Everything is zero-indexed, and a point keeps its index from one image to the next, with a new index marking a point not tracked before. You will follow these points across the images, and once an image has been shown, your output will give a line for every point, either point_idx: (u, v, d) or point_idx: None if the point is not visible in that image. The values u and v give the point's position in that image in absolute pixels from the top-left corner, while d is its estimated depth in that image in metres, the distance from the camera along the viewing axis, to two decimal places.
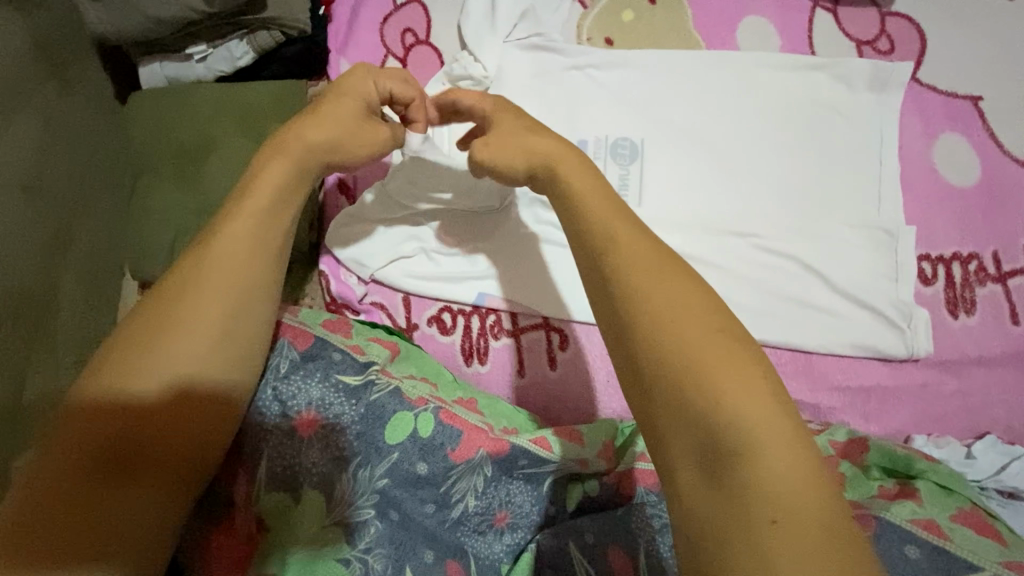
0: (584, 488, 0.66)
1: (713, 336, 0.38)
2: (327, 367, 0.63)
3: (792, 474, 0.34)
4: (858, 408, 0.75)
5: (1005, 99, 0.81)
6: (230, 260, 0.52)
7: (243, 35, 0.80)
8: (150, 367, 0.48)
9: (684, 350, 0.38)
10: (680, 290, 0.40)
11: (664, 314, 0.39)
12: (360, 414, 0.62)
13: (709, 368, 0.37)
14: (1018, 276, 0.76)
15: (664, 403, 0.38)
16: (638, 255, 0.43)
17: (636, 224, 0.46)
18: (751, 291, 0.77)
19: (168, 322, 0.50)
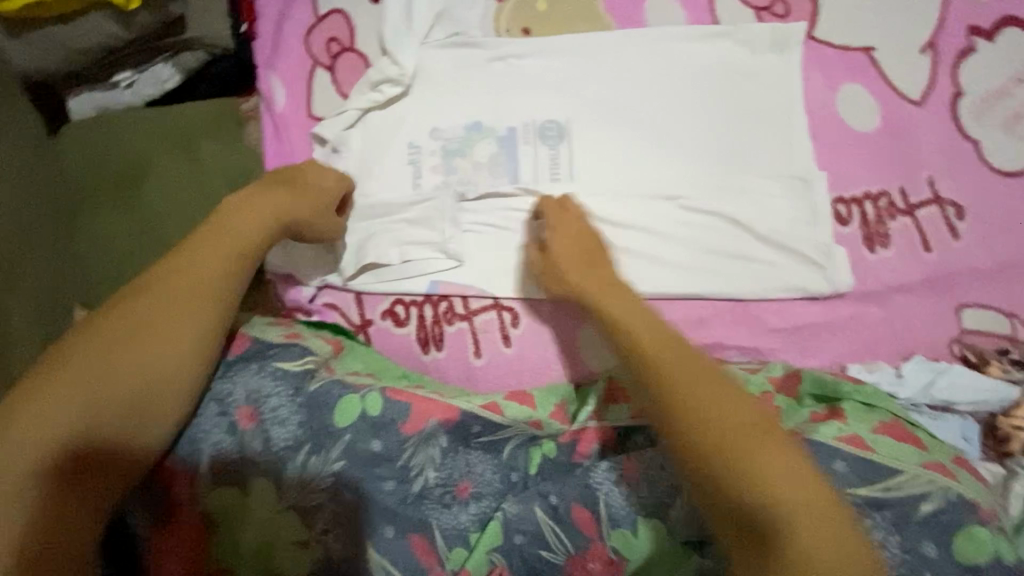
0: (543, 451, 0.68)
1: (746, 433, 0.56)
2: (265, 360, 0.66)
3: (823, 535, 0.51)
4: (795, 347, 0.79)
5: (896, 46, 0.87)
6: (176, 311, 0.60)
7: (167, 58, 0.83)
8: (104, 405, 0.54)
9: (723, 423, 0.58)
10: (710, 375, 0.63)
11: (719, 446, 0.57)
12: (300, 404, 0.64)
13: (722, 460, 0.56)
14: (925, 207, 0.82)
15: (707, 472, 0.56)
16: (647, 354, 0.68)
17: (671, 351, 0.69)
18: (681, 249, 0.82)
19: (114, 364, 0.56)
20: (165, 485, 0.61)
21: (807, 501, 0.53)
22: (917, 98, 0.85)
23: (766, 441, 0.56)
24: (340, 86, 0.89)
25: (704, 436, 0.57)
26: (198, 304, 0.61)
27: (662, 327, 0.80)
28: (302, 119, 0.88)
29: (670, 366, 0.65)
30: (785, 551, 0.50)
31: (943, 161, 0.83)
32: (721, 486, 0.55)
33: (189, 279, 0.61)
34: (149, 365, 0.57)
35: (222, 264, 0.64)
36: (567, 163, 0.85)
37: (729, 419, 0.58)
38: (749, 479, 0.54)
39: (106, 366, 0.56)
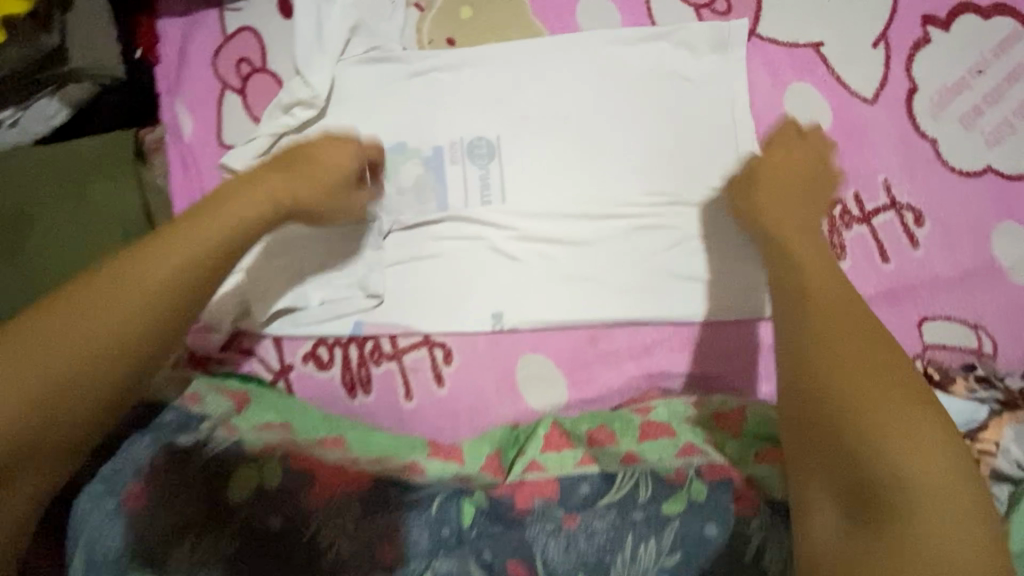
0: (474, 502, 0.62)
1: (893, 391, 0.50)
2: (158, 430, 0.61)
3: (945, 542, 0.44)
4: (748, 372, 0.74)
5: (845, 41, 0.81)
6: (123, 280, 0.52)
7: (52, 92, 0.75)
8: (33, 376, 0.48)
9: (847, 386, 0.51)
10: (861, 323, 0.56)
11: (863, 403, 0.50)
12: (191, 478, 0.59)
13: (865, 422, 0.49)
14: (882, 214, 0.76)
15: (832, 438, 0.50)
16: (818, 283, 0.61)
17: (812, 257, 0.65)
18: (625, 271, 0.76)
19: (100, 300, 0.51)
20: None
21: (945, 477, 0.46)
22: (869, 96, 0.80)
23: (913, 401, 0.49)
24: (252, 109, 0.83)
25: (845, 389, 0.51)
26: (219, 233, 0.57)
27: (606, 357, 0.75)
28: (212, 149, 0.82)
29: (813, 308, 0.58)
30: (893, 532, 0.46)
31: (900, 162, 0.77)
32: (825, 453, 0.51)
33: (217, 219, 0.58)
34: (70, 311, 0.50)
35: (253, 207, 0.61)
36: (498, 184, 0.79)
37: (856, 362, 0.52)
38: (871, 434, 0.48)
39: (93, 287, 0.52)
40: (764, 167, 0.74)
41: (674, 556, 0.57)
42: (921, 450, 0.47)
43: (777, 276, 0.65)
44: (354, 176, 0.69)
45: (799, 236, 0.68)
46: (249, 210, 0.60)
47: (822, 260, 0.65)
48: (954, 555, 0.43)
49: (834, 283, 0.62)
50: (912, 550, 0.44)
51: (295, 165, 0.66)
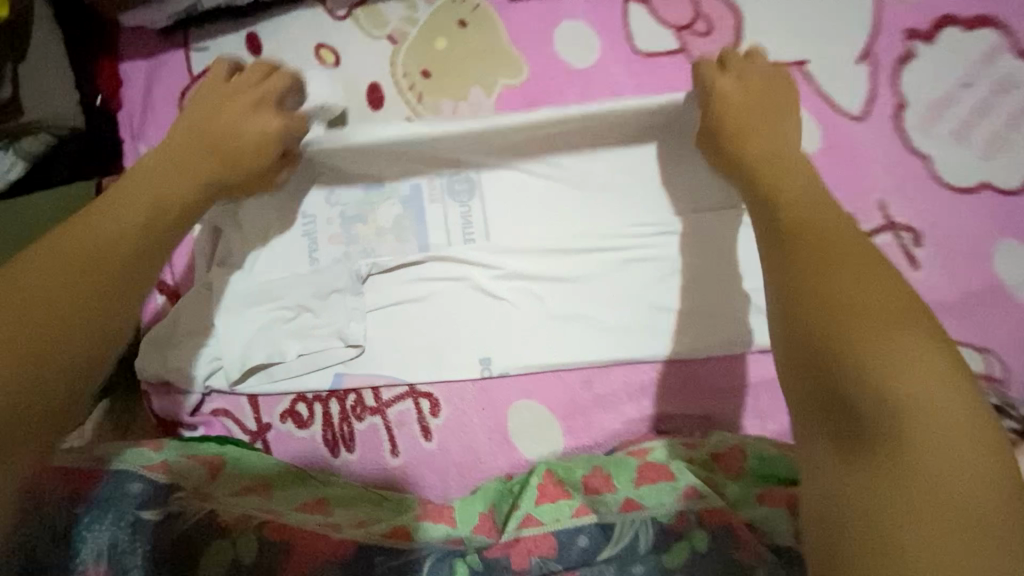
0: (469, 565, 0.58)
1: (840, 271, 0.41)
2: (120, 505, 0.55)
3: (925, 391, 0.35)
4: (750, 408, 0.71)
5: (831, 58, 0.79)
6: (153, 187, 0.55)
7: (6, 145, 0.71)
8: (111, 220, 0.49)
9: (825, 259, 0.42)
10: (817, 214, 0.47)
11: (812, 271, 0.42)
12: (159, 559, 0.53)
13: (820, 283, 0.41)
14: (880, 235, 0.73)
15: (793, 302, 0.42)
16: (788, 209, 0.49)
17: (791, 181, 0.52)
18: (618, 305, 0.72)
19: (51, 271, 0.42)
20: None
21: (957, 439, 0.34)
22: (857, 113, 0.78)
23: (902, 315, 0.38)
24: None
25: (837, 334, 0.38)
26: (149, 202, 0.53)
27: (601, 399, 0.71)
28: None
29: (760, 176, 0.54)
30: (871, 429, 0.36)
31: (894, 179, 0.75)
32: (794, 337, 0.41)
33: (147, 191, 0.54)
34: (145, 184, 0.55)
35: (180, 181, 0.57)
36: (483, 223, 0.75)
37: (851, 257, 0.42)
38: (849, 354, 0.37)
39: (57, 266, 0.43)
40: (734, 98, 0.60)
41: None
42: (938, 422, 0.34)
43: (750, 214, 0.53)
44: (274, 151, 0.63)
45: (778, 181, 0.53)
46: (173, 185, 0.57)
47: (802, 160, 0.56)
48: (941, 466, 0.33)
49: (799, 175, 0.54)
50: (888, 467, 0.34)
51: (218, 150, 0.60)
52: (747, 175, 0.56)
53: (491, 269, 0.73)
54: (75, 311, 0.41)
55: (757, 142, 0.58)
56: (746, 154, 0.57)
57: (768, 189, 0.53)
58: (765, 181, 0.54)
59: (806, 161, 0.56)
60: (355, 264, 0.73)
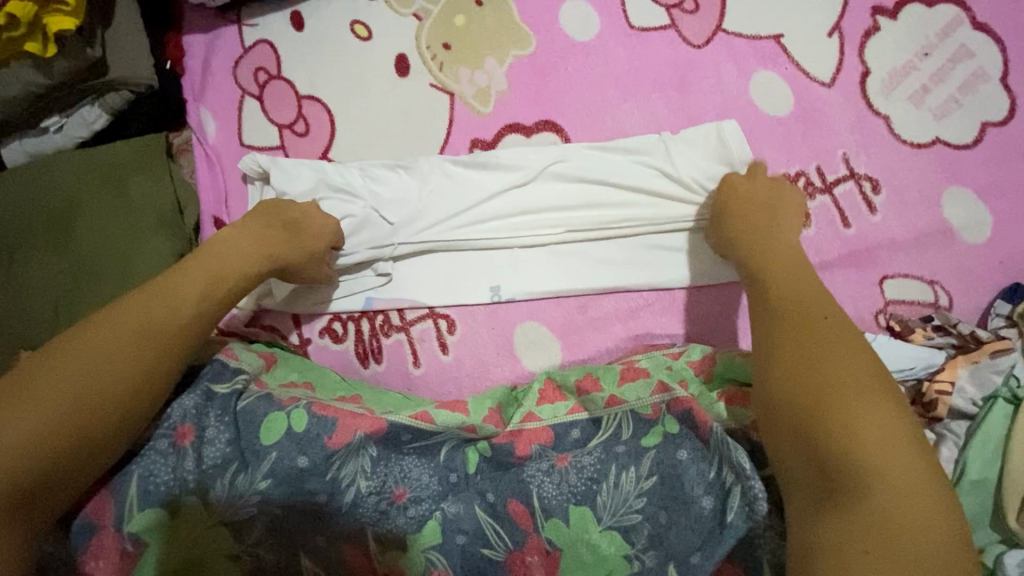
0: (479, 451, 0.70)
1: (811, 315, 0.64)
2: (199, 381, 0.68)
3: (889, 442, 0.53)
4: (726, 330, 0.81)
5: (803, 32, 0.89)
6: (215, 265, 0.70)
7: (92, 100, 0.85)
8: (159, 304, 0.64)
9: (784, 302, 0.66)
10: (791, 268, 0.70)
11: (783, 308, 0.65)
12: (230, 423, 0.66)
13: (791, 323, 0.64)
14: (842, 184, 0.84)
15: (768, 329, 0.65)
16: (767, 266, 0.71)
17: (761, 227, 0.75)
18: (614, 246, 0.83)
19: (142, 336, 0.61)
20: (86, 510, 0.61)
21: (892, 452, 0.53)
22: (826, 80, 0.88)
23: (847, 345, 0.61)
24: (269, 113, 0.91)
25: (803, 386, 0.58)
26: (212, 279, 0.68)
27: (594, 321, 0.82)
28: (234, 148, 0.90)
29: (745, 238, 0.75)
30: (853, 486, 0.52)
31: (857, 137, 0.85)
32: (773, 355, 0.62)
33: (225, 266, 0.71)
34: (214, 264, 0.70)
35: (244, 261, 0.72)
36: (482, 189, 0.84)
37: (812, 318, 0.64)
38: (812, 382, 0.58)
39: (142, 328, 0.61)
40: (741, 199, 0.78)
41: (651, 479, 0.64)
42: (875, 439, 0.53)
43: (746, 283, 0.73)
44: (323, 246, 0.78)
45: (774, 261, 0.71)
46: (237, 265, 0.71)
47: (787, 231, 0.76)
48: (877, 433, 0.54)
49: (772, 227, 0.75)
50: (847, 442, 0.54)
51: (279, 230, 0.76)
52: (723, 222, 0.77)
53: (489, 232, 0.82)
54: (99, 399, 0.57)
55: (734, 203, 0.78)
56: (727, 220, 0.77)
57: (754, 248, 0.74)
58: (742, 246, 0.75)
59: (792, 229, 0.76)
60: (377, 227, 0.83)
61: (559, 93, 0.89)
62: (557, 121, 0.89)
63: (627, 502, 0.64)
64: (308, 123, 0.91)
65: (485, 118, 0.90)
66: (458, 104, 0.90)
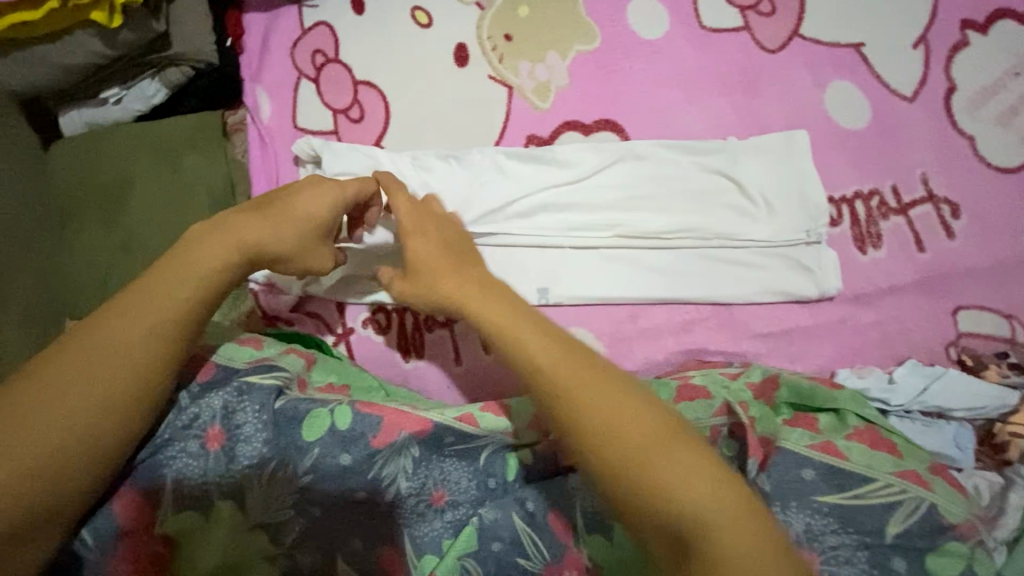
0: (519, 458, 0.67)
1: (625, 446, 0.50)
2: (229, 378, 0.66)
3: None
4: (783, 351, 0.77)
5: (886, 42, 0.84)
6: (182, 263, 0.59)
7: (153, 74, 0.85)
8: (115, 322, 0.55)
9: (593, 432, 0.51)
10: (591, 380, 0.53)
11: (593, 433, 0.51)
12: (266, 421, 0.64)
13: (618, 454, 0.50)
14: (918, 206, 0.79)
15: (608, 461, 0.50)
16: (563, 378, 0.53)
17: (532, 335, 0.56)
18: (672, 255, 0.79)
19: (92, 374, 0.53)
20: (113, 513, 0.60)
21: (712, 506, 0.47)
22: (908, 94, 0.83)
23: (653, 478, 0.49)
24: (324, 97, 0.89)
25: (609, 458, 0.50)
26: (180, 282, 0.58)
27: (644, 332, 0.79)
28: (287, 131, 0.89)
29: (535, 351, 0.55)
30: None
31: (937, 157, 0.80)
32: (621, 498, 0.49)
33: (188, 269, 0.59)
34: (182, 262, 0.59)
35: (210, 260, 0.60)
36: (537, 184, 0.81)
37: (638, 454, 0.49)
38: (618, 484, 0.49)
39: (77, 372, 0.53)
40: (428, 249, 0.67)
41: None
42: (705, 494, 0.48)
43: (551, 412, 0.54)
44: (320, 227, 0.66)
45: (566, 371, 0.54)
46: (210, 260, 0.60)
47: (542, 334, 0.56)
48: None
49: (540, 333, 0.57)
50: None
51: (259, 218, 0.63)
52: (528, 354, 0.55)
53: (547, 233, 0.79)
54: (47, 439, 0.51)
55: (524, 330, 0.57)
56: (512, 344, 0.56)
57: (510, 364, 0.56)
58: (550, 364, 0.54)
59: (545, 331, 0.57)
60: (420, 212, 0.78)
61: (620, 92, 0.86)
62: (616, 120, 0.86)
63: None
64: (362, 109, 0.89)
65: (544, 114, 0.87)
66: (516, 98, 0.88)
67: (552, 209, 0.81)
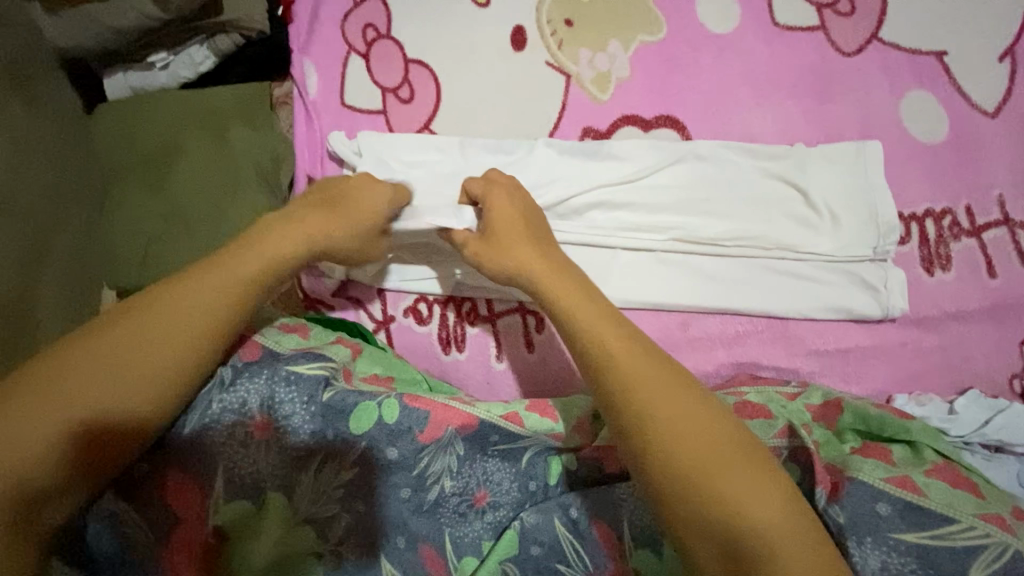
0: (564, 463, 0.66)
1: (703, 450, 0.50)
2: (274, 364, 0.65)
3: None
4: (838, 371, 0.74)
5: (970, 52, 0.80)
6: (254, 248, 0.62)
7: (202, 40, 0.83)
8: (190, 285, 0.58)
9: (668, 436, 0.51)
10: (660, 377, 0.54)
11: (667, 435, 0.51)
12: (314, 412, 0.63)
13: (687, 463, 0.49)
14: (992, 229, 0.76)
15: (678, 470, 0.49)
16: (640, 379, 0.53)
17: (612, 333, 0.57)
18: (729, 264, 0.76)
19: (158, 322, 0.56)
20: (167, 498, 0.60)
21: (773, 523, 0.46)
22: (990, 109, 0.79)
23: (733, 484, 0.48)
24: (373, 74, 0.86)
25: (676, 461, 0.49)
26: (260, 264, 0.61)
27: (695, 342, 0.76)
28: (334, 108, 0.85)
29: (610, 350, 0.56)
30: None
31: (1016, 178, 0.77)
32: (686, 508, 0.48)
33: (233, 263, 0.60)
34: (249, 246, 0.62)
35: (262, 260, 0.61)
36: (593, 180, 0.78)
37: (706, 460, 0.49)
38: (687, 492, 0.48)
39: (117, 342, 0.54)
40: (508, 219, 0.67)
41: None
42: (767, 505, 0.48)
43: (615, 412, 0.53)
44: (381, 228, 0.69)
45: (637, 365, 0.54)
46: (278, 247, 0.63)
47: (623, 337, 0.57)
48: None
49: (621, 329, 0.58)
50: None
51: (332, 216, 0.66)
52: (598, 349, 0.56)
53: (606, 239, 0.76)
54: (99, 380, 0.53)
55: (598, 318, 0.59)
56: (591, 341, 0.57)
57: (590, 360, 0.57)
58: (623, 363, 0.55)
59: (625, 326, 0.58)
60: None
61: (685, 88, 0.82)
62: (678, 118, 0.82)
63: None
64: (413, 89, 0.85)
65: (602, 106, 0.83)
66: (574, 87, 0.84)
67: (606, 207, 0.78)
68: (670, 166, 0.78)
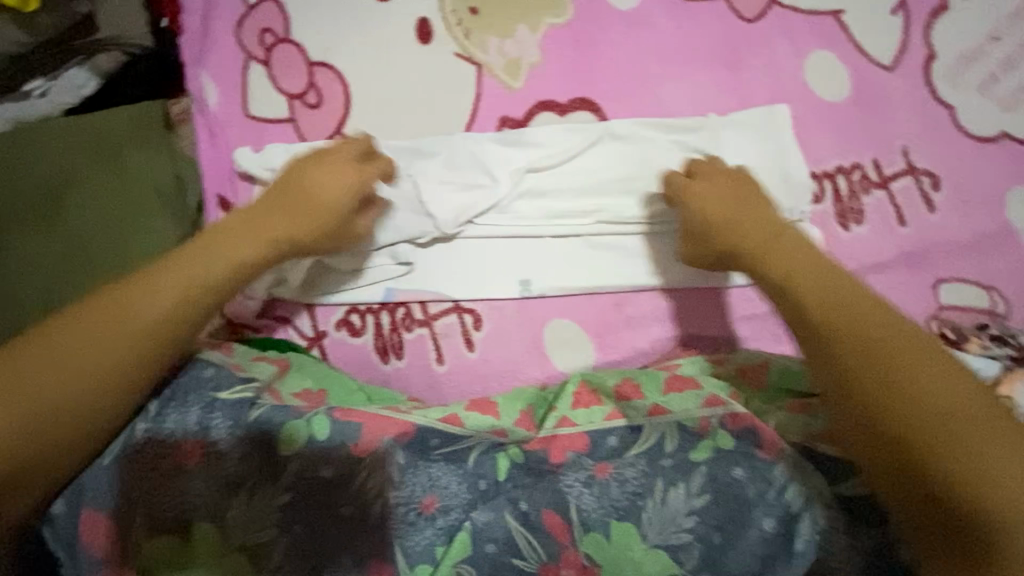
0: (510, 457, 0.65)
1: (850, 318, 0.57)
2: (199, 390, 0.63)
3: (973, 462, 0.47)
4: (770, 333, 0.76)
5: (864, 8, 0.81)
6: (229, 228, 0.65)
7: (82, 61, 0.80)
8: (180, 264, 0.61)
9: (817, 302, 0.59)
10: (785, 258, 0.63)
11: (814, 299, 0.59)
12: (238, 436, 0.61)
13: (845, 328, 0.56)
14: (900, 179, 0.78)
15: (832, 333, 0.56)
16: (783, 265, 0.63)
17: (744, 235, 0.67)
18: (656, 240, 0.77)
19: (151, 295, 0.58)
20: (90, 536, 0.59)
21: (943, 393, 0.50)
22: (888, 63, 0.81)
23: (868, 349, 0.54)
24: (274, 82, 0.82)
25: (831, 324, 0.57)
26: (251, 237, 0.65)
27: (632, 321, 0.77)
28: (238, 122, 0.81)
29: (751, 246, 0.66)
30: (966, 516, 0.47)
31: (917, 128, 0.79)
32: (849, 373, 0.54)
33: (187, 255, 0.61)
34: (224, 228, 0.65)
35: (232, 244, 0.64)
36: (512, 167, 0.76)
37: (851, 324, 0.56)
38: (854, 354, 0.55)
39: (106, 315, 0.56)
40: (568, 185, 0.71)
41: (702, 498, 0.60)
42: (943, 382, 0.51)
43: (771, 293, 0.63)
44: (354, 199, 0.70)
45: (782, 256, 0.64)
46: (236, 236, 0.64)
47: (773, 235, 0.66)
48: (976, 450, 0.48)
49: (758, 228, 0.67)
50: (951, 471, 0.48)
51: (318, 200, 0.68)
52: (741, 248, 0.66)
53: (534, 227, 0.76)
54: (91, 353, 0.55)
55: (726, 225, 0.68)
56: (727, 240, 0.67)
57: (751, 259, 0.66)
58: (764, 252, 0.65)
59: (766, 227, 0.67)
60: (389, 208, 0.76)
61: (597, 68, 0.82)
62: (593, 99, 0.81)
63: (675, 521, 0.60)
64: (320, 93, 0.82)
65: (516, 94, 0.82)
66: (486, 77, 0.82)
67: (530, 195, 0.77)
68: (591, 147, 0.78)
